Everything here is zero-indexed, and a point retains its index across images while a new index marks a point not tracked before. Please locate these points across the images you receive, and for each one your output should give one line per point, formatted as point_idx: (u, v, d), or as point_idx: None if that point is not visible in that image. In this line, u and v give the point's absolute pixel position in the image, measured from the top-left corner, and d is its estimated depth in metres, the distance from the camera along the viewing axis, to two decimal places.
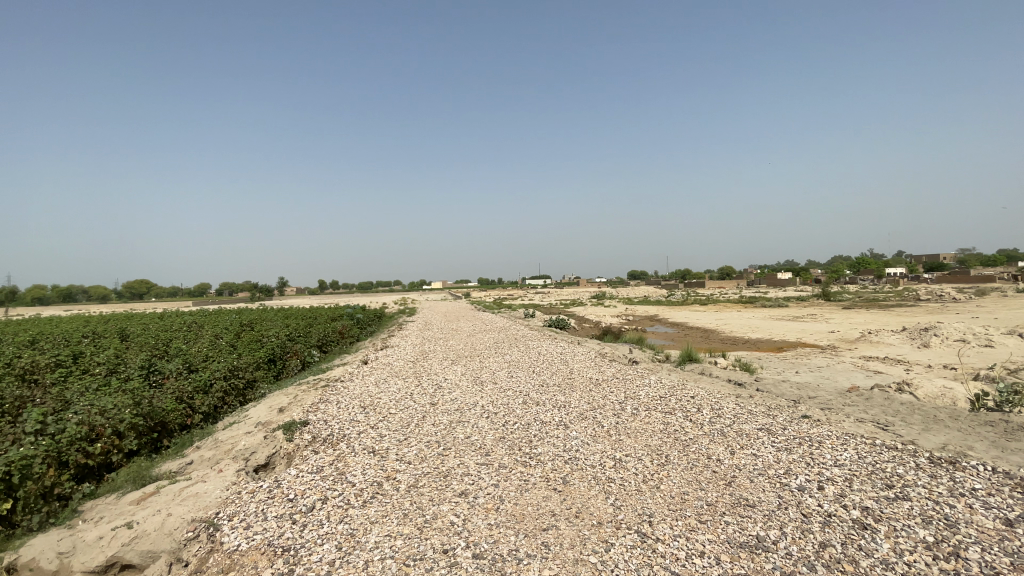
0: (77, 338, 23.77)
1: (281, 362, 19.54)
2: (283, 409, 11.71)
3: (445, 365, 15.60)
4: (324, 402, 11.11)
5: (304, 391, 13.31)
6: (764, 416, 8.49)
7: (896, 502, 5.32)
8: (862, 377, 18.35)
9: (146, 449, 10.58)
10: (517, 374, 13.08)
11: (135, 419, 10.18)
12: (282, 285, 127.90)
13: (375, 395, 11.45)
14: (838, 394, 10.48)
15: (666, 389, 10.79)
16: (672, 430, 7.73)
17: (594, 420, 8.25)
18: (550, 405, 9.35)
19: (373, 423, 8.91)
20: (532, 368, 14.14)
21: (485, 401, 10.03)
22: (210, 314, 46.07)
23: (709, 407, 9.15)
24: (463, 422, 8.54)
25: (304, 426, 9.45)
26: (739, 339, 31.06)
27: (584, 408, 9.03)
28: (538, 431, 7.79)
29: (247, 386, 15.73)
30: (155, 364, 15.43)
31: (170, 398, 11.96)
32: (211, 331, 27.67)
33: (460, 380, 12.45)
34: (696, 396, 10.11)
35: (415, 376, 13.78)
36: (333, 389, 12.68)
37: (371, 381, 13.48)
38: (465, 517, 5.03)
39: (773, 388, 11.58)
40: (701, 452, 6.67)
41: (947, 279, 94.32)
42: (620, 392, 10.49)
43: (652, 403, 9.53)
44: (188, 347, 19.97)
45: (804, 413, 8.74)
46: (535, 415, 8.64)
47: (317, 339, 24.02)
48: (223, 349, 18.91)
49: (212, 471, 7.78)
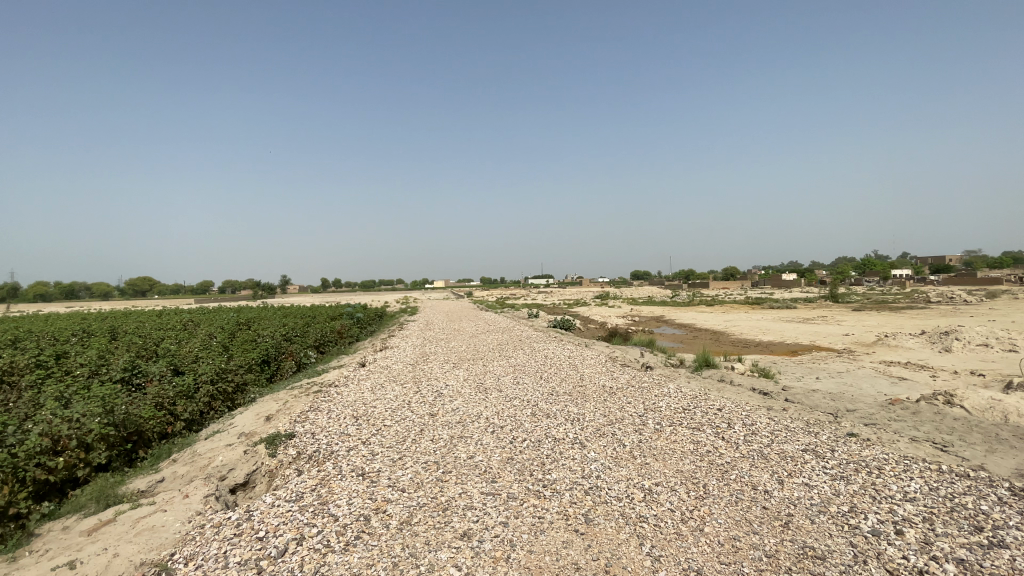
0: (64, 337, 22.95)
1: (275, 363, 18.60)
2: (270, 418, 10.77)
3: (446, 369, 14.65)
4: (314, 411, 10.18)
5: (295, 397, 12.38)
6: (805, 435, 7.53)
7: (995, 551, 4.40)
8: (888, 385, 17.33)
9: (119, 461, 9.66)
10: (524, 381, 12.12)
11: (106, 429, 9.26)
12: (284, 283, 127.06)
13: (370, 403, 10.52)
14: (879, 408, 9.51)
15: (689, 400, 9.83)
16: (704, 451, 6.78)
17: (614, 437, 7.31)
18: (562, 418, 8.41)
19: (365, 438, 7.97)
20: (539, 373, 13.18)
21: (490, 412, 9.11)
22: (209, 312, 45.36)
23: (740, 422, 8.20)
24: (465, 438, 7.60)
25: (289, 440, 8.51)
26: (750, 341, 30.04)
27: (601, 423, 8.09)
28: (550, 451, 6.85)
29: (236, 389, 14.81)
30: (140, 365, 14.54)
31: (149, 405, 11.06)
32: (206, 330, 26.82)
33: (462, 387, 11.54)
34: (724, 408, 9.15)
35: (414, 381, 12.85)
36: (326, 396, 11.74)
37: (366, 387, 12.53)
38: (467, 570, 4.08)
39: (805, 398, 10.64)
40: (743, 481, 5.70)
41: (955, 280, 93.14)
42: (638, 402, 9.54)
43: (675, 416, 8.58)
44: (178, 347, 19.10)
45: (849, 431, 7.79)
46: (546, 431, 7.69)
47: (314, 339, 23.13)
48: (215, 350, 18.02)
49: (180, 494, 6.85)
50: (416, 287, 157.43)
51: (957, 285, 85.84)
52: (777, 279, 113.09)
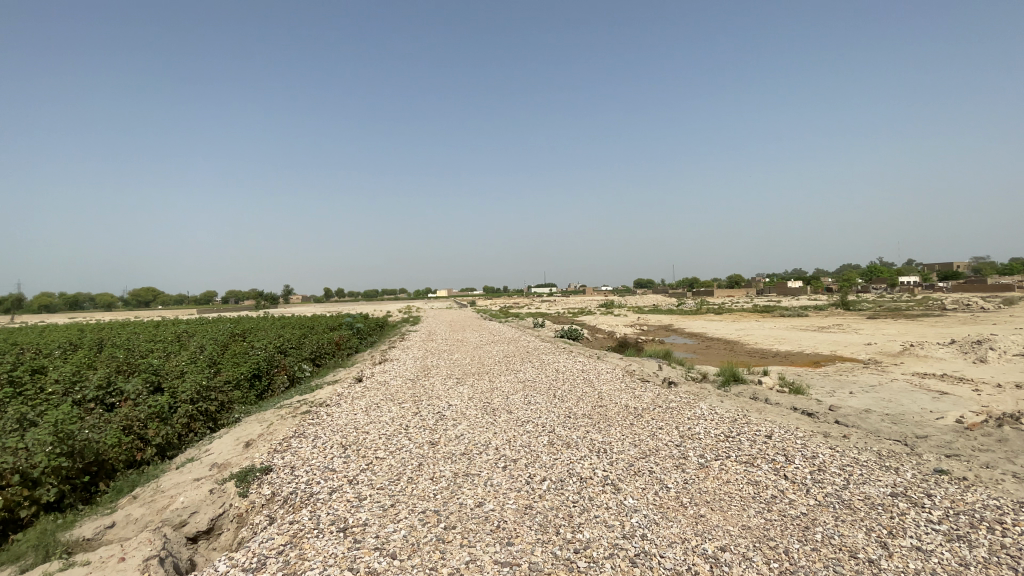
0: (47, 349, 21.73)
1: (266, 378, 17.34)
2: (250, 444, 9.47)
3: (448, 385, 13.32)
4: (299, 439, 8.90)
5: (280, 420, 11.07)
6: (885, 476, 6.22)
7: None
8: (930, 400, 15.92)
9: (73, 497, 8.38)
10: (536, 400, 10.79)
11: (58, 460, 8.02)
12: (287, 293, 125.85)
13: (362, 428, 9.22)
14: (954, 436, 8.21)
15: (729, 424, 8.55)
16: (770, 498, 5.48)
17: (654, 478, 6.01)
18: (587, 450, 7.11)
19: (353, 475, 6.69)
20: (552, 390, 11.85)
21: (500, 440, 7.84)
22: (206, 322, 44.23)
23: (800, 454, 6.93)
24: (472, 477, 6.31)
25: (264, 475, 7.23)
26: (768, 352, 28.55)
27: (634, 457, 6.81)
28: (578, 496, 5.56)
29: (219, 408, 13.53)
30: (114, 383, 13.28)
31: (114, 430, 9.80)
32: (199, 342, 25.55)
33: (467, 408, 10.27)
34: (773, 435, 7.88)
35: (414, 400, 11.56)
36: (313, 419, 10.43)
37: (358, 407, 11.20)
38: None
39: (860, 420, 9.36)
40: (835, 545, 4.48)
41: (964, 287, 91.56)
42: (672, 429, 8.23)
43: (720, 446, 7.29)
44: (162, 361, 17.82)
45: (937, 468, 6.53)
46: (570, 469, 6.40)
47: (310, 352, 21.87)
48: (201, 364, 16.76)
49: (123, 550, 5.55)
50: (419, 297, 155.63)
51: (969, 292, 84.28)
52: (784, 287, 111.42)
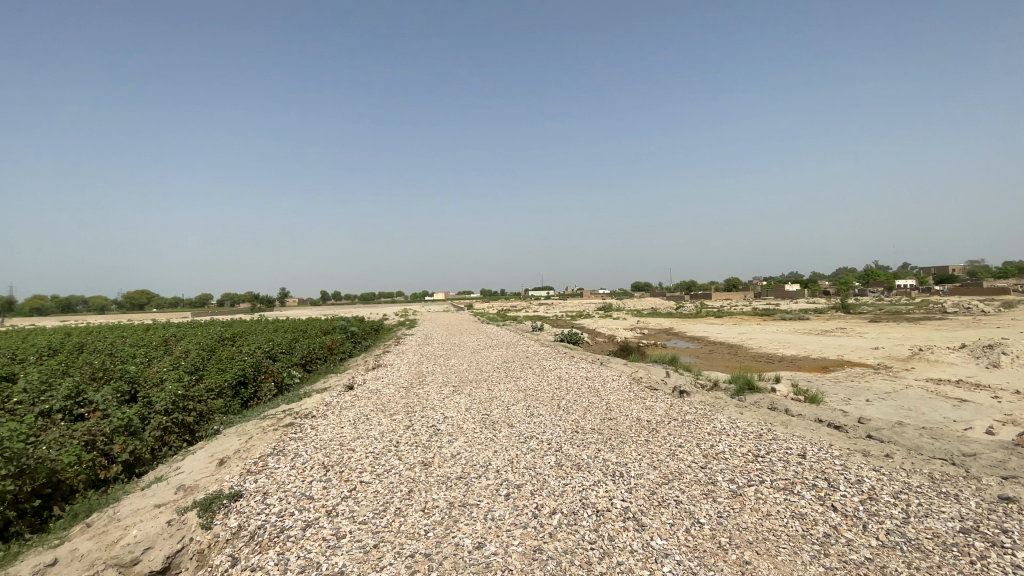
0: (25, 354, 20.78)
1: (253, 385, 16.42)
2: (223, 463, 8.56)
3: (444, 394, 12.43)
4: (277, 458, 8.00)
5: (260, 433, 10.17)
6: (948, 506, 5.37)
7: None
8: (951, 408, 15.08)
9: (20, 525, 7.45)
10: (540, 412, 9.90)
11: (4, 482, 7.12)
12: (283, 296, 124.62)
13: (348, 444, 8.34)
14: (1007, 454, 7.34)
15: (755, 442, 7.69)
16: (823, 538, 4.64)
17: (682, 512, 5.16)
18: (600, 476, 6.26)
19: (333, 506, 5.80)
20: (556, 401, 10.97)
21: (501, 461, 6.97)
22: (199, 325, 43.35)
23: (843, 479, 6.08)
24: (469, 508, 5.44)
25: (232, 503, 6.34)
26: (774, 357, 27.71)
27: (655, 484, 5.95)
28: (596, 537, 4.70)
29: (198, 419, 12.62)
30: (85, 392, 12.38)
31: (75, 445, 8.90)
32: (186, 347, 24.57)
33: (464, 421, 9.40)
34: (807, 455, 7.02)
35: (406, 411, 10.68)
36: (295, 433, 9.53)
37: (345, 420, 10.30)
38: None
39: (895, 434, 8.49)
40: None
41: (962, 290, 91.10)
42: (693, 448, 7.38)
43: (751, 470, 6.44)
44: (143, 367, 16.93)
45: (1003, 496, 5.67)
46: (583, 499, 5.54)
47: (300, 357, 20.95)
48: (183, 370, 15.84)
49: None
50: (416, 300, 154.16)
51: (968, 295, 83.75)
52: (782, 290, 110.74)
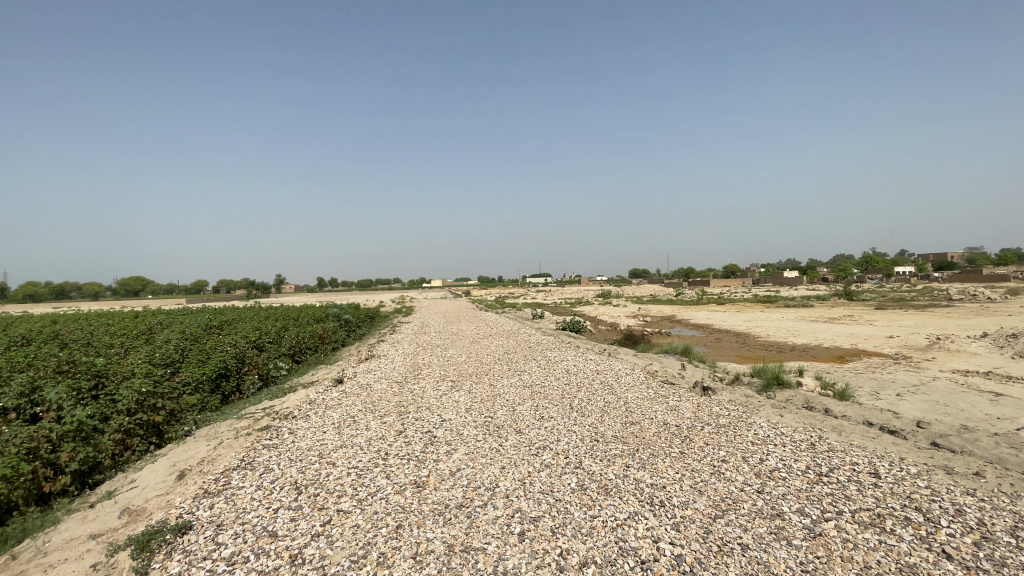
0: None
1: (235, 379, 15.16)
2: (182, 477, 7.31)
3: (441, 391, 11.17)
4: (243, 475, 6.72)
5: (232, 439, 8.89)
6: None
7: None
8: (990, 404, 13.88)
9: None
10: (551, 415, 8.65)
11: None
12: (278, 282, 123.02)
13: (328, 457, 7.07)
14: None
15: (811, 456, 6.51)
16: None
17: (754, 567, 3.96)
18: (637, 506, 5.02)
19: (301, 549, 4.55)
20: (568, 400, 9.73)
21: (510, 482, 5.72)
22: (189, 313, 41.95)
23: (941, 516, 4.93)
24: (475, 557, 4.21)
25: (177, 540, 5.06)
26: (785, 345, 26.54)
27: (709, 520, 4.73)
28: None
29: (168, 418, 11.35)
30: (40, 389, 11.07)
31: (13, 454, 7.59)
32: (169, 336, 23.25)
33: (464, 425, 8.15)
34: (880, 476, 5.86)
35: (398, 412, 9.42)
36: (270, 441, 8.26)
37: (330, 423, 9.05)
38: None
39: (968, 443, 7.31)
40: None
41: (963, 278, 89.98)
42: (740, 465, 6.16)
43: (820, 497, 5.25)
44: (117, 359, 15.62)
45: None
46: (622, 543, 4.33)
47: (289, 347, 19.68)
48: (157, 363, 14.50)
49: None
50: (413, 287, 152.24)
51: (971, 282, 82.74)
52: (782, 277, 109.39)
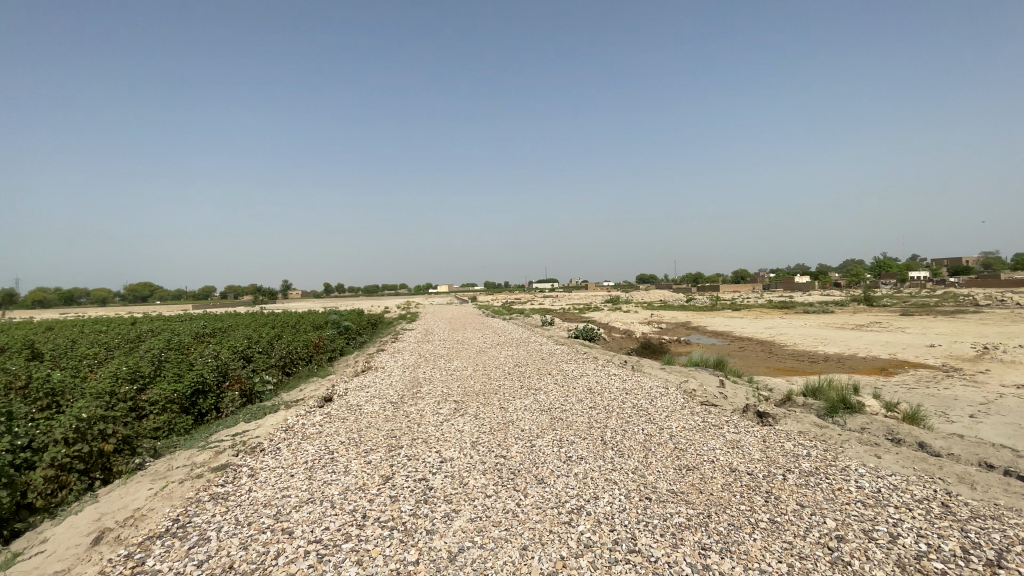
0: None
1: (213, 395, 13.39)
2: (95, 544, 5.44)
3: (442, 417, 9.35)
4: (163, 552, 4.83)
5: (179, 482, 7.03)
6: None
7: None
8: None
9: None
10: (580, 455, 6.76)
11: None
12: (286, 287, 122.31)
13: (284, 521, 5.22)
14: None
15: (957, 532, 4.62)
16: None
17: None
18: None
19: None
20: (598, 432, 7.85)
21: None
22: (186, 318, 40.46)
23: None
24: None
25: None
26: (818, 356, 24.49)
27: None
28: None
29: (120, 447, 9.52)
30: None
31: None
32: (157, 344, 21.56)
33: (468, 470, 6.29)
34: None
35: (388, 447, 7.55)
36: (220, 490, 6.39)
37: (301, 462, 7.21)
38: None
39: None
40: None
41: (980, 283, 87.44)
42: (867, 549, 4.28)
43: None
44: (85, 373, 13.90)
45: None
46: None
47: (279, 357, 17.89)
48: (123, 376, 12.71)
49: None
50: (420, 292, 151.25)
51: (989, 287, 80.25)
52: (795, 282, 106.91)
